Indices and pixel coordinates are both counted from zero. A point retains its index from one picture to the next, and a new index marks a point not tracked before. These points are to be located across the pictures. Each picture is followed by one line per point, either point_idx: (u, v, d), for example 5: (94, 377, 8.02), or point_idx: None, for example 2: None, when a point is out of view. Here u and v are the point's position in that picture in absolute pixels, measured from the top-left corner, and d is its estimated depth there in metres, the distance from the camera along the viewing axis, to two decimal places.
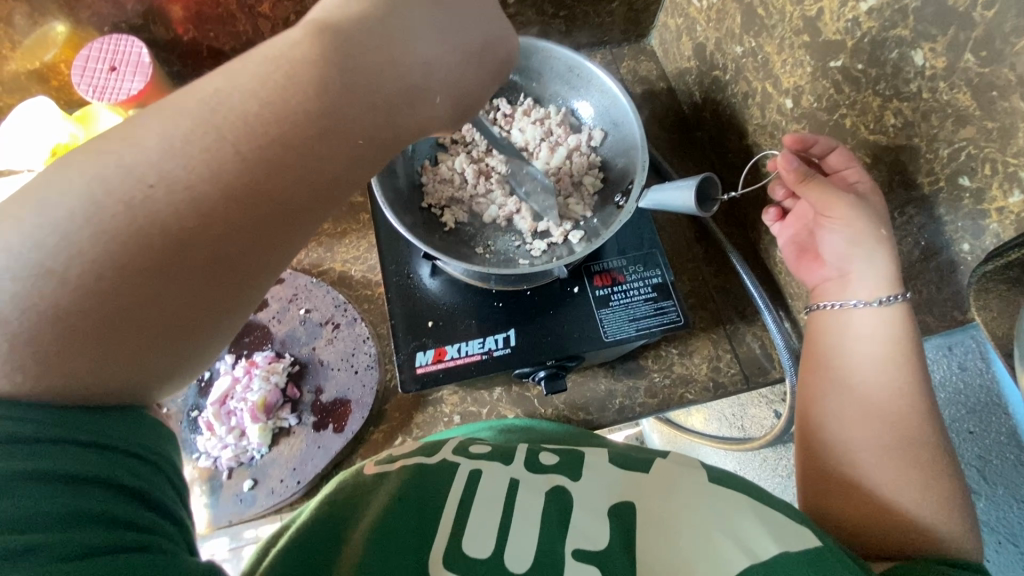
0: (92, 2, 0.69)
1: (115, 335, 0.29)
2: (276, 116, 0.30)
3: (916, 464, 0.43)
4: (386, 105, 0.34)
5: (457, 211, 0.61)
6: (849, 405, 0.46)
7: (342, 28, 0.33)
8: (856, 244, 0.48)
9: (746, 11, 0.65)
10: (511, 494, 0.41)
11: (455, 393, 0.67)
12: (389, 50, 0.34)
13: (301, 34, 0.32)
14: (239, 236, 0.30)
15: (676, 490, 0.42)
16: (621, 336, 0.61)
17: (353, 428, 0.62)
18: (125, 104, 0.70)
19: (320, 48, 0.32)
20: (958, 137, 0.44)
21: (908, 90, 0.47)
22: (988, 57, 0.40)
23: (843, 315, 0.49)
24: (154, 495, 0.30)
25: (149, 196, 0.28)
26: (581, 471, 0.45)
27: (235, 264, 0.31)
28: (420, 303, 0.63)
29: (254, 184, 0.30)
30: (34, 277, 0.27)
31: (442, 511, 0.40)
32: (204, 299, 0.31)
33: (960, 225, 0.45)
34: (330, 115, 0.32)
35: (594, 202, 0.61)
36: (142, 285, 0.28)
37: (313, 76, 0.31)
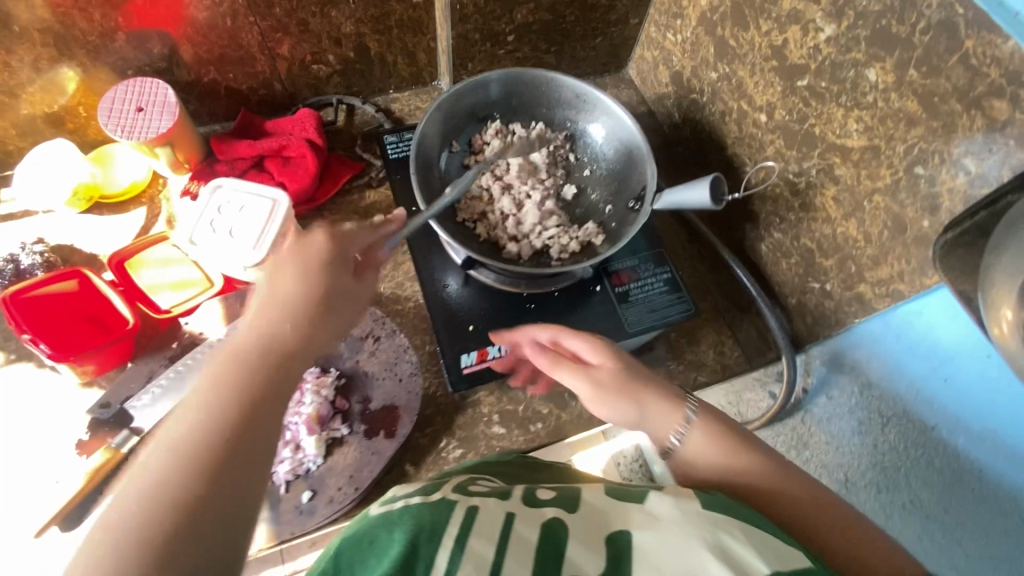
0: (119, 47, 0.71)
1: (181, 546, 0.36)
2: (237, 357, 0.45)
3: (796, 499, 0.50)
4: (308, 338, 0.49)
5: (491, 227, 0.67)
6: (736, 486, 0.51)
7: (273, 321, 0.48)
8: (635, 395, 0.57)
9: (719, 42, 0.76)
10: (511, 525, 0.44)
11: (491, 393, 0.72)
12: (313, 299, 0.51)
13: (243, 335, 0.47)
14: (257, 438, 0.42)
15: (674, 515, 0.45)
16: (643, 327, 0.69)
17: (403, 431, 0.66)
18: (153, 142, 0.73)
19: (253, 340, 0.46)
20: (911, 135, 0.54)
21: (866, 101, 0.58)
22: (929, 71, 0.51)
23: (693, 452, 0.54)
24: None
25: (178, 441, 0.39)
26: (576, 503, 0.49)
27: (254, 454, 0.41)
28: (457, 311, 0.68)
29: (260, 398, 0.43)
30: (109, 523, 0.36)
31: (445, 531, 0.42)
32: (253, 486, 0.40)
33: (918, 206, 0.56)
34: (265, 330, 0.47)
35: (612, 208, 0.68)
36: (201, 492, 0.38)
37: (254, 342, 0.46)
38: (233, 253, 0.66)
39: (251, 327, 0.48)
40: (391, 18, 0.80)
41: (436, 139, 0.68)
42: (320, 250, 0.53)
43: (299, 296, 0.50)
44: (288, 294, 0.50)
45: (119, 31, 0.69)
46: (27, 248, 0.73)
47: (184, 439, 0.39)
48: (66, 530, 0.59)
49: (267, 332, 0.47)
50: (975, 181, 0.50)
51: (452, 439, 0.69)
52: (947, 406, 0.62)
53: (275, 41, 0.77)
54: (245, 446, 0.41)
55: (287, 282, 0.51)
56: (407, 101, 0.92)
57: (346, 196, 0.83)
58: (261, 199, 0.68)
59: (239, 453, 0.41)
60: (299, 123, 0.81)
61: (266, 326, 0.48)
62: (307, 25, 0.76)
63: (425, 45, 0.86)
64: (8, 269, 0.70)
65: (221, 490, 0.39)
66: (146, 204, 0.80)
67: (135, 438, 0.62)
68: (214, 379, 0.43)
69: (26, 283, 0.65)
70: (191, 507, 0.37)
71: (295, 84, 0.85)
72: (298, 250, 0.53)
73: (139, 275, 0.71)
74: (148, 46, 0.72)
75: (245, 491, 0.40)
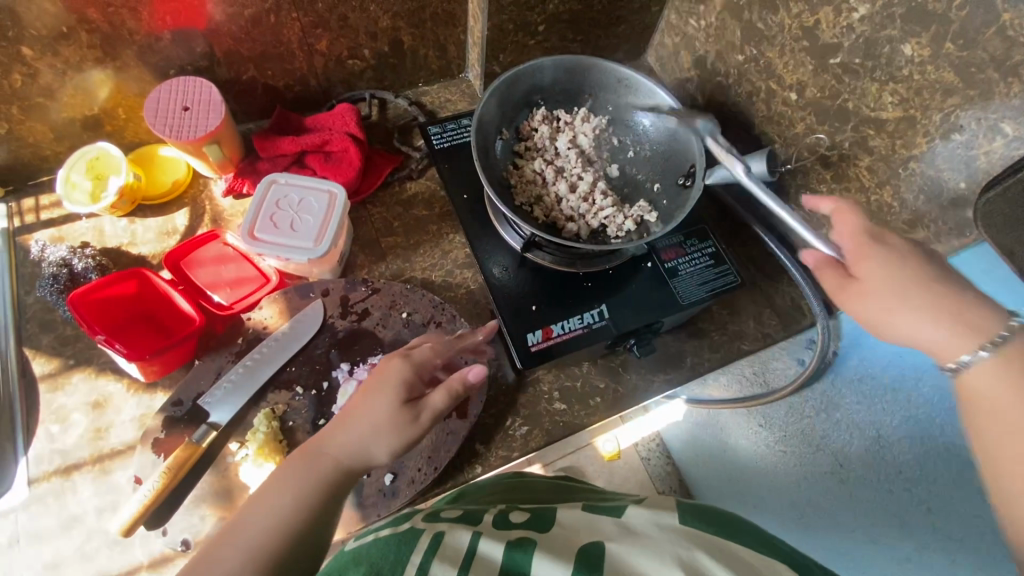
0: (164, 47, 0.71)
1: None
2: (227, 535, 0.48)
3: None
4: (335, 482, 0.52)
5: (546, 208, 0.70)
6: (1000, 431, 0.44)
7: (296, 477, 0.52)
8: (905, 296, 0.50)
9: (746, 26, 0.80)
10: (475, 548, 0.48)
11: (550, 371, 0.74)
12: (337, 458, 0.53)
13: (269, 490, 0.51)
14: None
15: (653, 533, 0.51)
16: (694, 299, 0.72)
17: (474, 411, 0.67)
18: (199, 141, 0.73)
19: (286, 497, 0.50)
20: (947, 104, 0.59)
21: (901, 74, 0.62)
22: (965, 44, 0.55)
23: (977, 377, 0.46)
24: None
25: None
26: (548, 522, 0.54)
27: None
28: (518, 292, 0.71)
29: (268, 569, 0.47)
30: None
31: (411, 558, 0.46)
32: None
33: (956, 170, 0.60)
34: (280, 496, 0.51)
35: (661, 186, 0.71)
36: None
37: (275, 507, 0.50)
38: (296, 246, 0.67)
39: (344, 441, 0.54)
40: (427, 11, 0.81)
41: (491, 122, 0.70)
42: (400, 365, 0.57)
43: (385, 422, 0.54)
44: (379, 440, 0.54)
45: (165, 30, 0.69)
46: (78, 252, 0.72)
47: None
48: (152, 528, 0.60)
49: (290, 487, 0.51)
50: (1011, 143, 0.55)
51: (517, 417, 0.71)
52: (912, 393, 0.78)
53: (315, 36, 0.78)
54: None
55: (374, 402, 0.55)
56: (437, 94, 0.93)
57: (388, 188, 0.84)
58: (319, 192, 0.70)
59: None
60: (339, 118, 0.82)
61: (339, 450, 0.54)
62: (347, 20, 0.77)
63: (456, 37, 0.88)
64: (62, 273, 0.69)
65: None
66: (189, 204, 0.80)
67: (214, 433, 0.62)
68: (312, 476, 0.52)
69: (90, 284, 0.65)
70: None
71: (330, 80, 0.85)
72: (388, 371, 0.57)
73: (197, 272, 0.72)
74: (192, 44, 0.72)
75: None
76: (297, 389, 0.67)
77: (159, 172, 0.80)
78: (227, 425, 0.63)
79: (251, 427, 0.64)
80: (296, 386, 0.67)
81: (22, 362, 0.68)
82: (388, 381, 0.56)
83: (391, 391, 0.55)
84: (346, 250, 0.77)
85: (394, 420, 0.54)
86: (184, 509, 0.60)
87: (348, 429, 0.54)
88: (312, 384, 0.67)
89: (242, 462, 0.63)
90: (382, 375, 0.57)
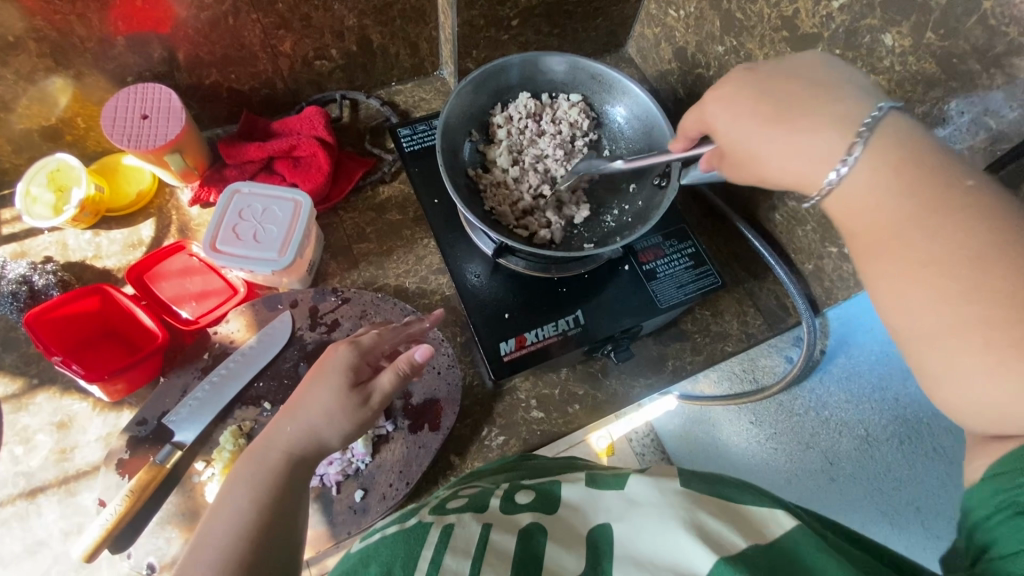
0: (119, 53, 0.69)
1: None
2: (207, 533, 0.47)
3: (924, 271, 0.38)
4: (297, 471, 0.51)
5: (517, 212, 0.68)
6: (890, 251, 0.40)
7: (255, 470, 0.51)
8: (779, 118, 0.44)
9: (724, 15, 0.77)
10: (485, 538, 0.46)
11: (526, 379, 0.72)
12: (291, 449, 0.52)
13: (233, 492, 0.50)
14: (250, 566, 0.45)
15: (655, 502, 0.47)
16: (673, 301, 0.70)
17: (447, 423, 0.66)
18: (160, 150, 0.70)
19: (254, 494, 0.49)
20: (928, 97, 0.56)
21: (882, 66, 0.59)
22: (946, 33, 0.53)
23: (847, 194, 0.42)
24: None
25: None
26: (554, 505, 0.52)
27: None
28: (489, 300, 0.69)
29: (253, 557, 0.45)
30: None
31: (421, 555, 0.44)
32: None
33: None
34: (253, 489, 0.49)
35: (636, 186, 0.69)
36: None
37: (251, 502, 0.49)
38: (259, 257, 0.65)
39: (288, 438, 0.52)
40: (394, 8, 0.78)
41: (459, 122, 0.68)
42: (347, 348, 0.57)
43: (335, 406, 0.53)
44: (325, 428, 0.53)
45: (118, 35, 0.67)
46: (38, 268, 0.70)
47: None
48: (116, 551, 0.58)
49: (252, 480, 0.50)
50: (995, 138, 0.53)
51: (493, 427, 0.69)
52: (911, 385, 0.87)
53: (277, 37, 0.75)
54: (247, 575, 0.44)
55: (319, 389, 0.54)
56: (410, 93, 0.91)
57: (360, 193, 0.81)
58: (283, 201, 0.68)
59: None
60: (307, 122, 0.80)
61: (291, 442, 0.52)
62: (310, 20, 0.75)
63: (427, 34, 0.85)
64: (21, 291, 0.68)
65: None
66: (155, 214, 0.78)
67: (179, 453, 0.61)
68: (268, 471, 0.51)
69: (47, 302, 0.62)
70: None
71: (298, 82, 0.83)
72: (338, 354, 0.56)
73: (162, 286, 0.70)
74: (148, 50, 0.70)
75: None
76: (264, 406, 0.65)
77: (122, 183, 0.78)
78: (193, 444, 0.62)
79: (217, 445, 0.63)
80: (263, 402, 0.65)
81: None
82: (332, 368, 0.55)
83: (338, 375, 0.55)
84: (316, 259, 0.75)
85: (341, 406, 0.53)
86: (150, 529, 0.59)
87: (289, 421, 0.53)
88: (280, 399, 0.66)
89: (207, 482, 0.61)
90: (326, 363, 0.56)
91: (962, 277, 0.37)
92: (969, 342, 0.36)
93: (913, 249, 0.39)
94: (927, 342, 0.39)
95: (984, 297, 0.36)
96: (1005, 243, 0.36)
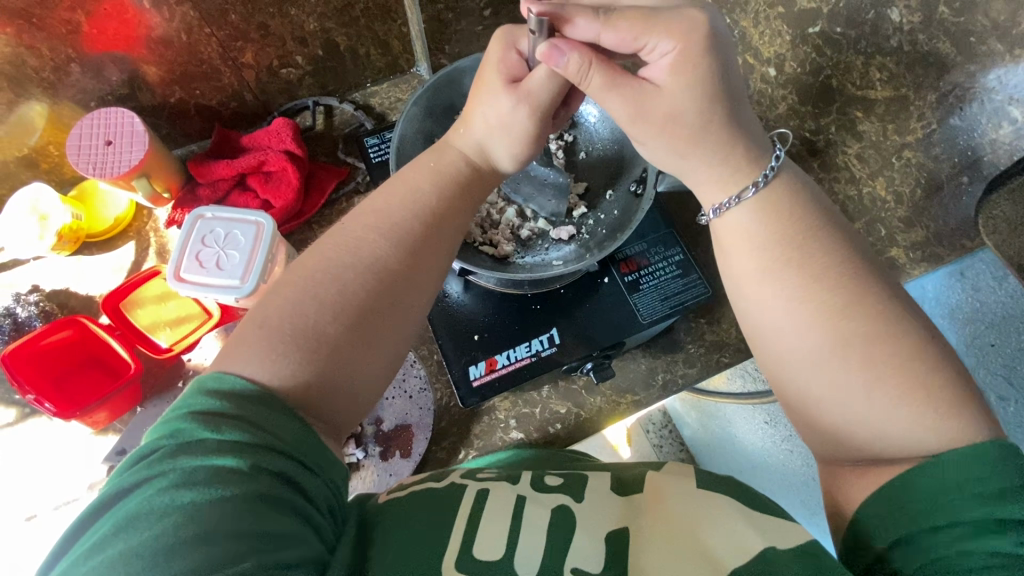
0: (76, 79, 0.68)
1: (347, 364, 0.42)
2: (312, 259, 0.45)
3: (802, 278, 0.43)
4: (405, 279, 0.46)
5: (484, 227, 0.64)
6: (739, 241, 0.46)
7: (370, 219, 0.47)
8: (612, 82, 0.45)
9: None
10: (519, 511, 0.42)
11: (505, 398, 0.69)
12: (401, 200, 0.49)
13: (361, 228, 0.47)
14: (370, 314, 0.44)
15: (687, 502, 0.43)
16: (656, 316, 0.65)
17: (419, 450, 0.65)
18: (127, 176, 0.70)
19: (373, 210, 0.48)
20: (944, 83, 0.51)
21: (890, 46, 0.53)
22: (961, 8, 0.47)
23: (704, 184, 0.48)
24: (307, 507, 0.36)
25: (313, 262, 0.45)
26: (584, 492, 0.45)
27: (380, 320, 0.44)
28: (461, 319, 0.65)
29: (378, 301, 0.44)
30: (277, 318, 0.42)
31: (454, 526, 0.41)
32: (376, 312, 0.44)
33: (981, 152, 0.51)
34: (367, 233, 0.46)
35: (614, 191, 0.64)
36: (347, 295, 0.44)
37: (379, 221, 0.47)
38: (220, 283, 0.64)
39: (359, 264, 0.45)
40: (356, 7, 0.73)
41: (418, 133, 0.64)
42: (359, 230, 0.47)
43: None
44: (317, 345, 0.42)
45: (72, 62, 0.66)
46: (22, 299, 0.73)
47: (303, 271, 0.45)
48: None
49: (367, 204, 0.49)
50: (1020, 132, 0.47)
51: (470, 450, 0.67)
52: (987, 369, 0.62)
53: (236, 49, 0.72)
54: (373, 312, 0.44)
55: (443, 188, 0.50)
56: (386, 94, 0.86)
57: (334, 206, 0.79)
58: (245, 224, 0.66)
59: (376, 293, 0.44)
60: (275, 135, 0.77)
61: (276, 342, 0.41)
62: (267, 29, 0.71)
63: (397, 31, 0.79)
64: (6, 323, 0.71)
65: (366, 345, 0.44)
66: (135, 237, 0.78)
67: None
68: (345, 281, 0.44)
69: (25, 338, 0.64)
70: (348, 320, 0.43)
71: (266, 92, 0.80)
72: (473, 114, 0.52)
73: (136, 314, 0.69)
74: (105, 73, 0.69)
75: (366, 335, 0.44)
76: None
77: (99, 207, 0.78)
78: None
79: None
80: None
81: None
82: (328, 263, 0.45)
83: (340, 284, 0.44)
84: None
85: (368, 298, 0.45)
86: None
87: None
88: None
89: None
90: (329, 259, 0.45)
91: (832, 291, 0.42)
92: (889, 392, 0.39)
93: (754, 241, 0.45)
94: (822, 362, 0.41)
95: (878, 345, 0.40)
96: (797, 250, 0.44)
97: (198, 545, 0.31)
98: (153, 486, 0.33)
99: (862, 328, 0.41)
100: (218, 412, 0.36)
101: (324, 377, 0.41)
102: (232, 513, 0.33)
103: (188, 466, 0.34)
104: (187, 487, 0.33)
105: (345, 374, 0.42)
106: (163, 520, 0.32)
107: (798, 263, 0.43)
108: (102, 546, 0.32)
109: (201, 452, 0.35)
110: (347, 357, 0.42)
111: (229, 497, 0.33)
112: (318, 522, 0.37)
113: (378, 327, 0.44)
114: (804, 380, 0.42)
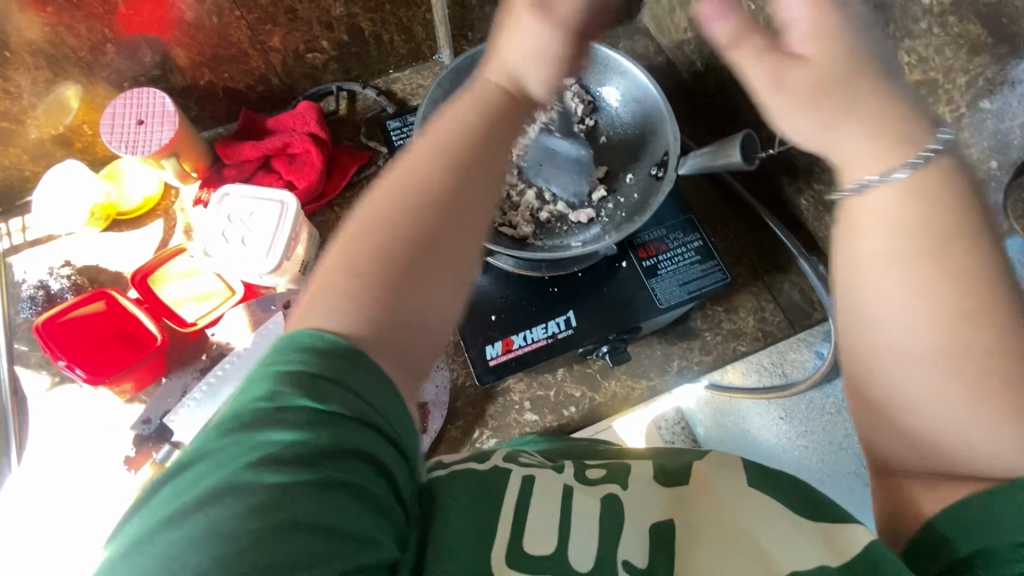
0: (111, 59, 0.70)
1: (401, 297, 0.38)
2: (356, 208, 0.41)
3: (911, 231, 0.36)
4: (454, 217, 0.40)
5: (503, 209, 0.64)
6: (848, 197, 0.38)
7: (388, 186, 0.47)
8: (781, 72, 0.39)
9: None
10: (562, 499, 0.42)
11: (520, 380, 0.69)
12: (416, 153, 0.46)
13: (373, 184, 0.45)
14: (414, 252, 0.39)
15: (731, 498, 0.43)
16: (673, 301, 0.65)
17: (434, 427, 0.66)
18: (157, 154, 0.72)
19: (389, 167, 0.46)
20: (973, 65, 0.50)
21: (918, 29, 0.53)
22: None
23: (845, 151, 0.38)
24: (384, 503, 0.34)
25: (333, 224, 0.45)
26: (630, 479, 0.46)
27: (432, 252, 0.40)
28: (478, 300, 0.66)
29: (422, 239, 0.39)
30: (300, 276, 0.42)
31: (502, 511, 0.40)
32: (425, 241, 0.40)
33: (1013, 137, 0.49)
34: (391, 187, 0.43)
35: (633, 175, 0.65)
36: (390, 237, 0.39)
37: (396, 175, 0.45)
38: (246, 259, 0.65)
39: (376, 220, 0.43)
40: None
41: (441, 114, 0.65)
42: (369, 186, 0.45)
43: None
44: None
45: (108, 42, 0.68)
46: (55, 273, 0.77)
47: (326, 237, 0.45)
48: None
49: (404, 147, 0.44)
50: None
51: (485, 429, 0.67)
52: None
53: (265, 33, 0.74)
54: (421, 242, 0.39)
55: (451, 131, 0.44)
56: (408, 80, 0.87)
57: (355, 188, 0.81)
58: (270, 203, 0.67)
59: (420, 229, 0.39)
60: (300, 118, 0.79)
61: (355, 291, 0.38)
62: (296, 13, 0.73)
63: (421, 17, 0.80)
64: (38, 295, 0.75)
65: (415, 284, 0.39)
66: (163, 216, 0.80)
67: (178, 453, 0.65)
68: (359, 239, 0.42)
69: (57, 310, 0.67)
70: (395, 263, 0.39)
71: (292, 76, 0.81)
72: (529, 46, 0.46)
73: (162, 289, 0.71)
74: (139, 54, 0.70)
75: (422, 266, 0.39)
76: None
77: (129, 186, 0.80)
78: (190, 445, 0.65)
79: None
80: None
81: (14, 383, 0.71)
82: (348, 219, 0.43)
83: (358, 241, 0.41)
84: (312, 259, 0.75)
85: None
86: None
87: None
88: None
89: None
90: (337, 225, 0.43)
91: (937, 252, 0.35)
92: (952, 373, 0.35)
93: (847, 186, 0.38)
94: (918, 345, 0.36)
95: (977, 314, 0.34)
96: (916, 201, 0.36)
97: (264, 541, 0.29)
98: (228, 454, 0.31)
99: (964, 300, 0.34)
100: (307, 377, 0.33)
101: (392, 328, 0.38)
102: (295, 512, 0.30)
103: (272, 440, 0.32)
104: (259, 469, 0.31)
105: (411, 328, 0.39)
106: (231, 501, 0.30)
107: (901, 221, 0.36)
108: (158, 528, 0.30)
109: (286, 428, 0.32)
110: (402, 295, 0.39)
111: (305, 490, 0.31)
112: (392, 519, 0.34)
113: (427, 264, 0.39)
114: (888, 369, 0.37)
